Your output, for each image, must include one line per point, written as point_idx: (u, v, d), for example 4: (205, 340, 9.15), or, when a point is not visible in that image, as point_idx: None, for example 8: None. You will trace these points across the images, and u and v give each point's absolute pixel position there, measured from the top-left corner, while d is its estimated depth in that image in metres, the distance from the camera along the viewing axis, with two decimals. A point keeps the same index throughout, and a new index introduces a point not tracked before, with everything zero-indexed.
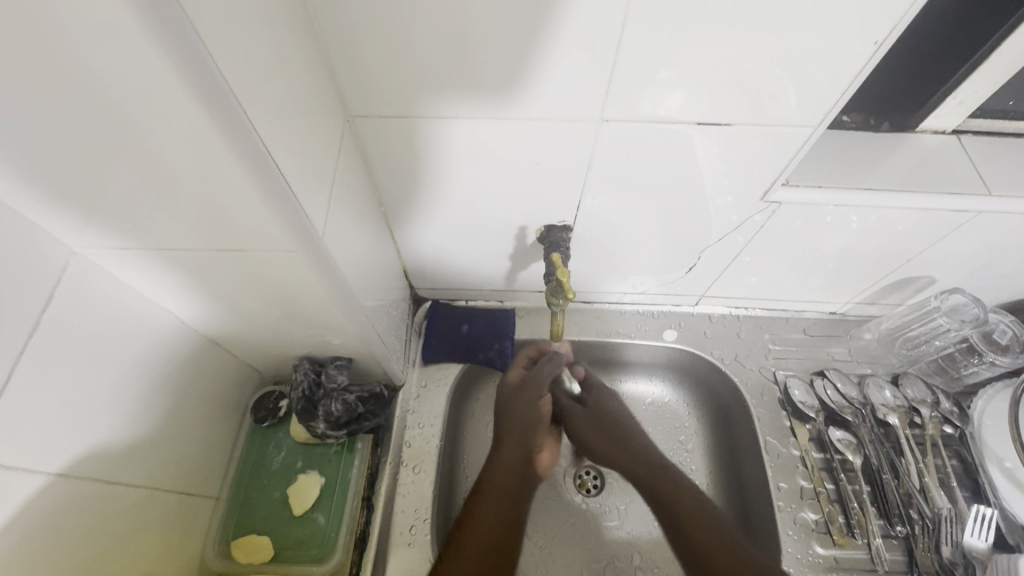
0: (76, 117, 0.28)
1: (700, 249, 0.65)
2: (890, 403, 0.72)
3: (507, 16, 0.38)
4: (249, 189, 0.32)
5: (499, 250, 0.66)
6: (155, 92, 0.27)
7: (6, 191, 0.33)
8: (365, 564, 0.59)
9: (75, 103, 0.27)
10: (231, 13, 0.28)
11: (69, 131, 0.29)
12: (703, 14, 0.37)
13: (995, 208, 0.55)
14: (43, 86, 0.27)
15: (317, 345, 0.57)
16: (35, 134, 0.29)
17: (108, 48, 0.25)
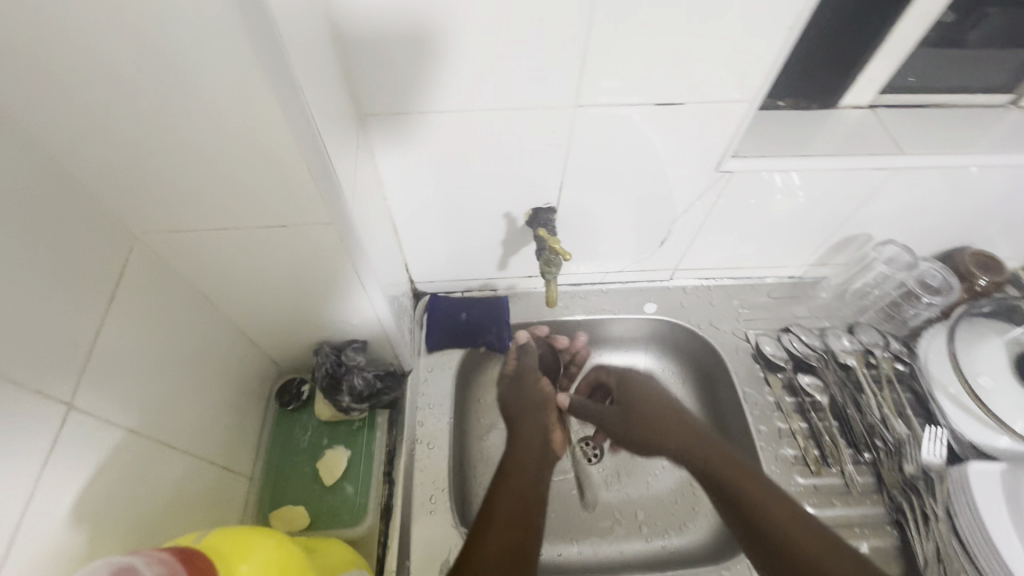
0: (165, 104, 0.34)
1: (670, 224, 0.74)
2: (848, 349, 0.81)
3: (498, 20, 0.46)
4: (300, 164, 0.39)
5: (490, 238, 0.74)
6: (238, 79, 0.33)
7: (89, 178, 0.39)
8: (391, 534, 0.65)
9: (167, 93, 0.34)
10: (291, 20, 0.35)
11: (156, 117, 0.35)
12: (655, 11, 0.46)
13: (909, 165, 0.65)
14: (143, 80, 0.33)
15: (336, 327, 0.63)
16: (126, 119, 0.35)
17: (209, 44, 0.31)
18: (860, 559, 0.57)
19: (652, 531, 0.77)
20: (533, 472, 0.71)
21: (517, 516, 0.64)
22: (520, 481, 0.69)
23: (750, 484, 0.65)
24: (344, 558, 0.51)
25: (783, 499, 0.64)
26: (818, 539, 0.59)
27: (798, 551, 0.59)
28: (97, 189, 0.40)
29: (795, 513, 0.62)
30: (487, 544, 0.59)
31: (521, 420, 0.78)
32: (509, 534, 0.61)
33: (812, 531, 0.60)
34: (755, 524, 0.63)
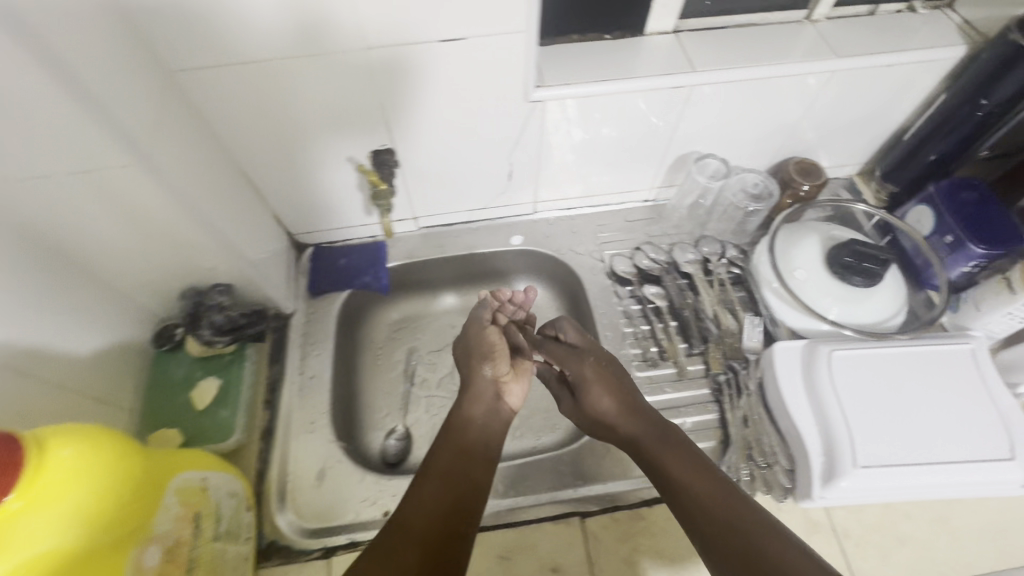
0: None
1: (509, 155, 0.81)
2: (689, 259, 0.89)
3: None
4: (71, 104, 0.47)
5: (348, 184, 0.80)
6: None
7: None
8: (273, 450, 0.73)
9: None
10: None
11: None
12: None
13: (702, 80, 0.73)
14: None
15: (198, 272, 0.70)
16: None
17: None
18: (766, 520, 0.54)
19: (527, 435, 0.86)
20: (479, 426, 0.66)
21: (465, 460, 0.62)
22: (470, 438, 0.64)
23: (667, 448, 0.63)
24: (204, 463, 0.60)
25: (697, 463, 0.61)
26: (722, 499, 0.57)
27: (710, 509, 0.56)
28: None
29: (705, 471, 0.60)
30: (411, 514, 0.56)
31: (470, 374, 0.70)
32: (451, 489, 0.58)
33: (716, 487, 0.58)
34: (684, 504, 0.58)
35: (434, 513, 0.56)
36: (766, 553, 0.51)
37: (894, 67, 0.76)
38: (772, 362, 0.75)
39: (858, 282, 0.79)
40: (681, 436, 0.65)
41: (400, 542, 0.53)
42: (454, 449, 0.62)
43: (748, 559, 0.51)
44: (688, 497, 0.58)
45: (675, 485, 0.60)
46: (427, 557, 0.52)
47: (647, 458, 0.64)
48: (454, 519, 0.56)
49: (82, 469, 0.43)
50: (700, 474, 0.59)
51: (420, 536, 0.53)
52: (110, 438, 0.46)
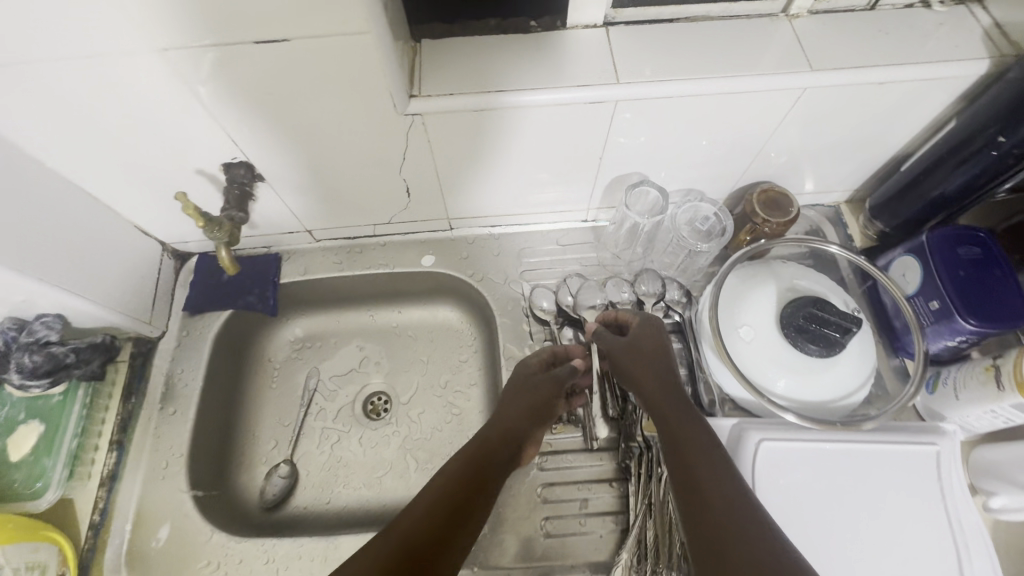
0: None
1: (399, 170, 0.67)
2: (620, 300, 0.75)
3: None
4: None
5: (214, 196, 0.69)
6: None
7: None
8: (112, 498, 0.66)
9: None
10: None
11: None
12: None
13: (626, 95, 0.58)
14: None
15: (15, 303, 0.60)
16: None
17: None
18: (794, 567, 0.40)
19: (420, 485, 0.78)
20: (500, 445, 0.60)
21: (478, 483, 0.55)
22: (496, 467, 0.58)
23: (693, 436, 0.53)
24: None
25: (733, 487, 0.47)
26: (746, 511, 0.45)
27: (726, 518, 0.45)
28: None
29: (743, 498, 0.46)
30: (409, 515, 0.50)
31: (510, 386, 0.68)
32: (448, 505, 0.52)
33: (729, 484, 0.48)
34: (692, 506, 0.47)
35: (419, 523, 0.49)
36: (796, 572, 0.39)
37: (885, 85, 0.59)
38: None
39: (813, 351, 0.64)
40: (716, 437, 0.53)
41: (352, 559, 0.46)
42: (480, 466, 0.57)
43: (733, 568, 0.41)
44: (702, 504, 0.47)
45: (693, 487, 0.48)
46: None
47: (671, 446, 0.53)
48: (457, 512, 0.51)
49: None
50: (711, 471, 0.49)
51: (380, 548, 0.47)
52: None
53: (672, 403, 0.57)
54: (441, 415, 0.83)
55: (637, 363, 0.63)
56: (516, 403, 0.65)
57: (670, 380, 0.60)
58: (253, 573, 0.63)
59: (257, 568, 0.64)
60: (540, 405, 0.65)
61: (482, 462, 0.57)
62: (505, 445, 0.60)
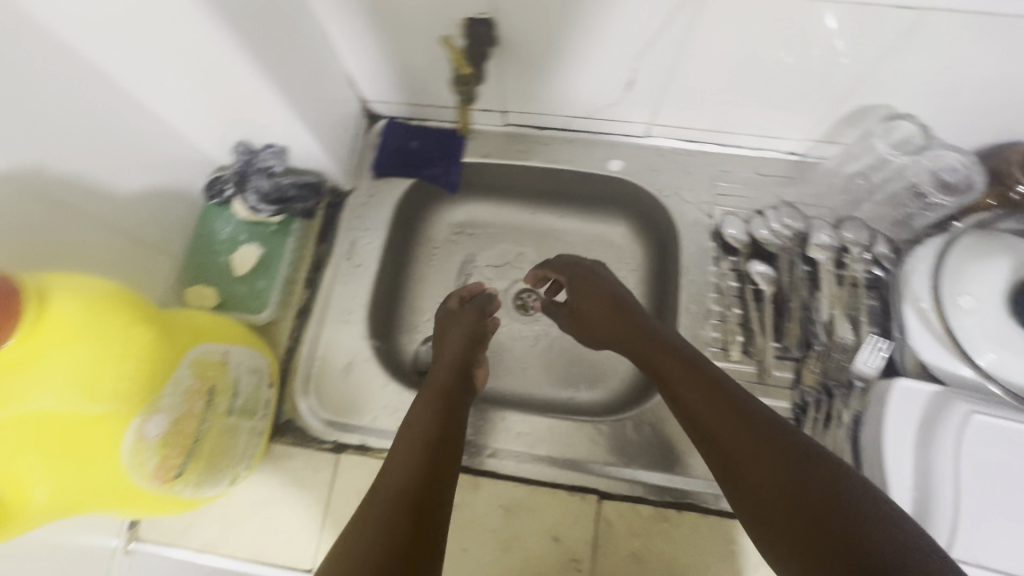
0: None
1: (635, 59, 0.63)
2: (821, 243, 0.71)
3: None
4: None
5: (433, 56, 0.67)
6: None
7: None
8: (305, 332, 0.71)
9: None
10: None
11: None
12: None
13: (952, 6, 0.49)
14: None
15: (246, 126, 0.60)
16: None
17: None
18: (881, 510, 0.39)
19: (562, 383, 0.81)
20: (458, 380, 0.66)
21: (452, 420, 0.60)
22: (452, 394, 0.64)
23: (683, 375, 0.53)
24: (228, 334, 0.57)
25: (755, 420, 0.47)
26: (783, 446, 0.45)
27: (759, 456, 0.45)
28: None
29: (763, 428, 0.46)
30: (398, 445, 0.57)
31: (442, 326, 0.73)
32: (429, 439, 0.57)
33: (748, 417, 0.48)
34: (744, 480, 0.45)
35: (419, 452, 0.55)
36: (845, 524, 0.38)
37: None
38: (885, 407, 0.60)
39: None
40: (755, 405, 0.49)
41: (383, 492, 0.52)
42: (435, 402, 0.62)
43: (771, 502, 0.42)
44: (728, 450, 0.47)
45: (705, 428, 0.49)
46: (425, 508, 0.50)
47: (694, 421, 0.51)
48: (431, 449, 0.56)
49: (93, 316, 0.41)
50: (745, 437, 0.46)
51: (403, 479, 0.52)
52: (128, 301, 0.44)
53: (688, 367, 0.54)
54: None
55: (585, 304, 0.66)
56: (450, 338, 0.71)
57: (630, 324, 0.61)
58: None
59: None
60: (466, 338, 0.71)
61: (439, 395, 0.63)
62: (455, 377, 0.66)
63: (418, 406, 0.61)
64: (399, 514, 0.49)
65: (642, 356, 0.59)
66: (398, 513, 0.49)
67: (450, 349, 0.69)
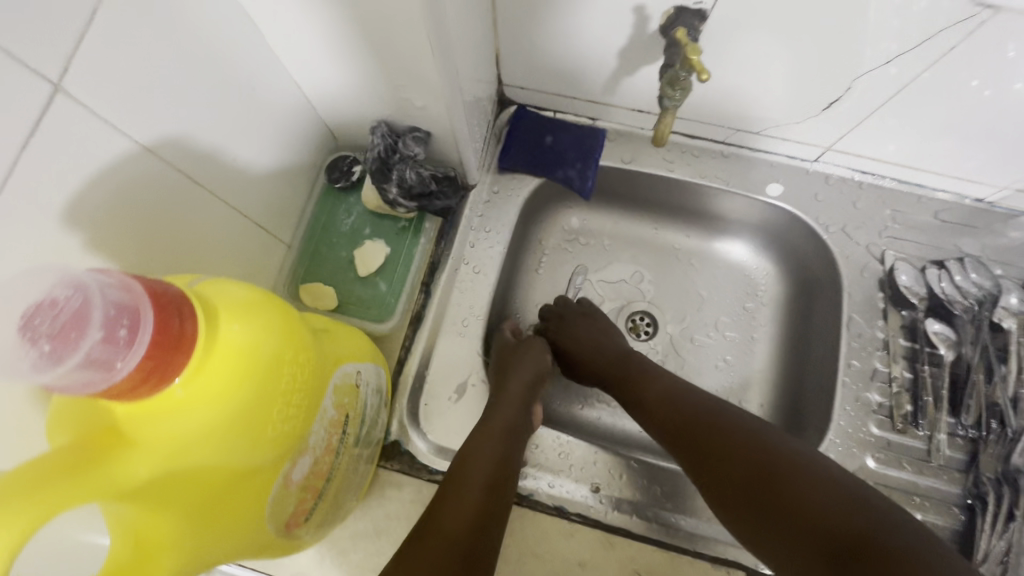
0: None
1: (855, 77, 0.54)
2: (1013, 308, 0.62)
3: None
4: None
5: (606, 45, 0.57)
6: None
7: None
8: (416, 345, 0.61)
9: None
10: None
11: None
12: None
13: None
14: None
15: (397, 103, 0.51)
16: None
17: None
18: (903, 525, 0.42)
19: None
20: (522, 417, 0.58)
21: (506, 460, 0.53)
22: (512, 426, 0.56)
23: (742, 446, 0.51)
24: (359, 349, 0.49)
25: (806, 471, 0.47)
26: (803, 476, 0.47)
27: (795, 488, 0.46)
28: None
29: (821, 478, 0.46)
30: (470, 483, 0.49)
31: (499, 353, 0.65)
32: (494, 479, 0.50)
33: (822, 484, 0.46)
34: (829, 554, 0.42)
35: (487, 498, 0.48)
36: None
37: None
38: None
39: None
40: (818, 466, 0.47)
41: (433, 533, 0.44)
42: (496, 439, 0.53)
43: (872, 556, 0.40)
44: (761, 491, 0.47)
45: (750, 486, 0.48)
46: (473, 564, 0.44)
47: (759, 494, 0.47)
48: (489, 494, 0.49)
49: (257, 354, 0.33)
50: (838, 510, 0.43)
51: (452, 525, 0.45)
52: (289, 340, 0.35)
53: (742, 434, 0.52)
54: (712, 360, 0.74)
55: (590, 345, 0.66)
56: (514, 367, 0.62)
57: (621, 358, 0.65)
58: (545, 462, 0.60)
59: (552, 458, 0.61)
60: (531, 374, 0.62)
61: (503, 437, 0.54)
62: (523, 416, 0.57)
63: (480, 437, 0.53)
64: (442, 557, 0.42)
65: (654, 416, 0.58)
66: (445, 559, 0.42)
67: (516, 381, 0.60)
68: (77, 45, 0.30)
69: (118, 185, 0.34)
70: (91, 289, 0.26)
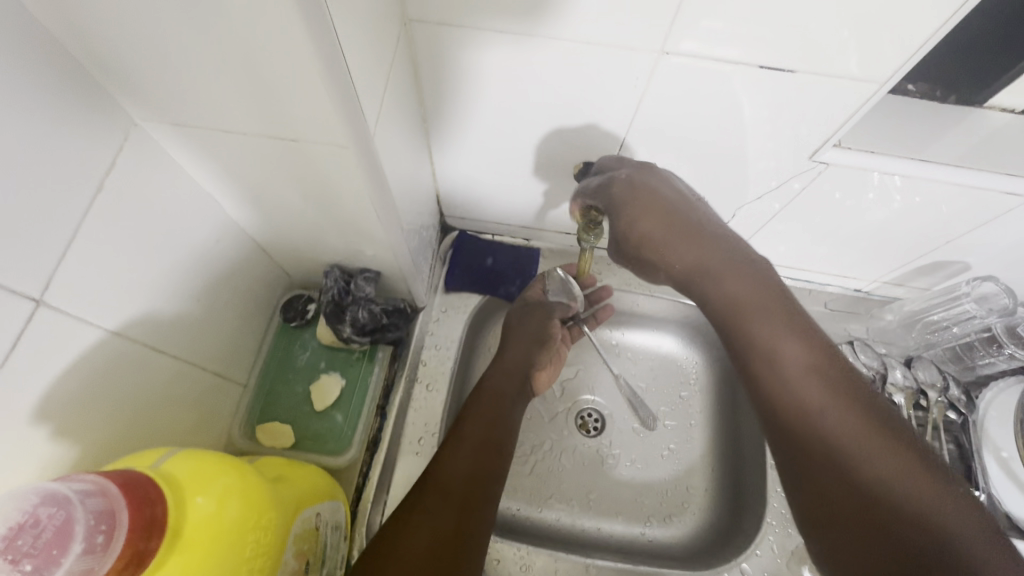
0: None
1: (739, 205, 0.66)
2: (899, 383, 0.72)
3: None
4: (322, 89, 0.33)
5: (533, 185, 0.67)
6: None
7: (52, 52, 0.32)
8: (374, 466, 0.62)
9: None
10: None
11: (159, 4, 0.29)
12: None
13: None
14: None
15: (350, 253, 0.58)
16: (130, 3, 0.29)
17: None
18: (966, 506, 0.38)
19: (630, 518, 0.74)
20: (512, 398, 0.64)
21: (491, 439, 0.58)
22: (501, 407, 0.62)
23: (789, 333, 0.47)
24: (318, 488, 0.51)
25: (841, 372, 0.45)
26: (873, 409, 0.43)
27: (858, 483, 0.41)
28: (83, 54, 0.34)
29: (844, 376, 0.45)
30: (457, 461, 0.55)
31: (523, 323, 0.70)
32: (479, 457, 0.56)
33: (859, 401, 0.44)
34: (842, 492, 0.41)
35: (469, 481, 0.54)
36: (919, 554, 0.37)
37: None
38: None
39: None
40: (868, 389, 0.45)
41: (430, 495, 0.52)
42: (478, 432, 0.58)
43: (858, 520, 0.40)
44: (791, 416, 0.45)
45: (778, 392, 0.46)
46: (463, 526, 0.50)
47: (769, 371, 0.47)
48: (466, 502, 0.52)
49: (224, 522, 0.35)
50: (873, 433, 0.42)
51: (427, 536, 0.48)
52: (250, 509, 0.37)
53: (772, 301, 0.49)
54: (657, 449, 0.78)
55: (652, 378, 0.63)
56: (513, 344, 0.68)
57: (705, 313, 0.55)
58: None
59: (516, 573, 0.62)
60: (532, 341, 0.68)
61: (490, 421, 0.60)
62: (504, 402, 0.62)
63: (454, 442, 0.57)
64: (439, 516, 0.50)
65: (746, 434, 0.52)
66: (442, 516, 0.50)
67: (509, 363, 0.67)
68: (61, 258, 0.34)
69: (86, 376, 0.37)
70: (77, 512, 0.29)
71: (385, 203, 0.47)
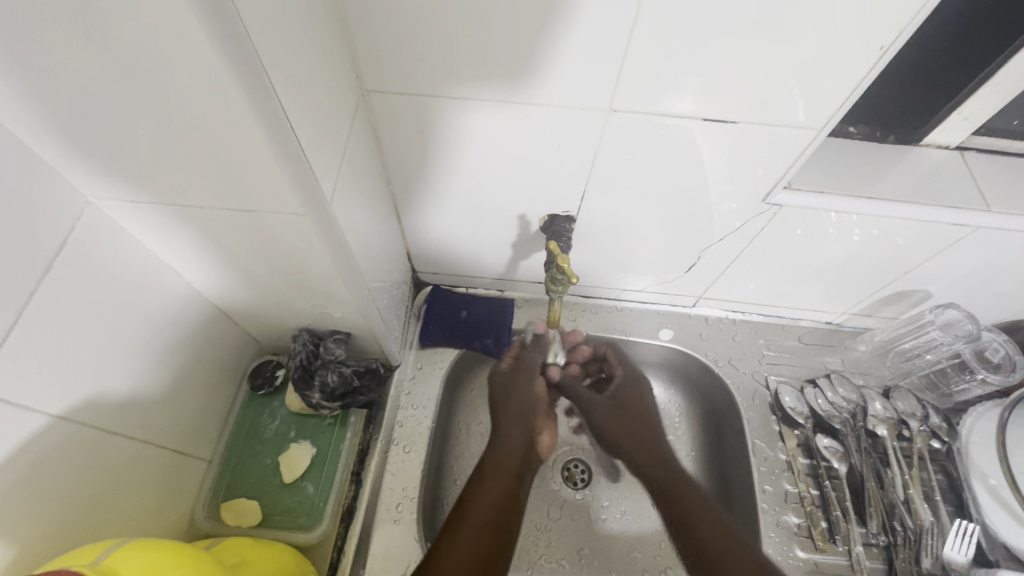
0: (122, 82, 0.30)
1: (703, 248, 0.68)
2: (880, 415, 0.72)
3: (507, 12, 0.41)
4: (272, 162, 0.34)
5: (502, 237, 0.68)
6: (189, 60, 0.28)
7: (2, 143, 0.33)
8: (349, 541, 0.58)
9: (118, 65, 0.29)
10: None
11: (110, 93, 0.30)
12: (701, 30, 0.41)
13: (992, 224, 0.56)
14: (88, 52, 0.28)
15: (316, 317, 0.58)
16: (85, 92, 0.31)
17: (150, 14, 0.26)
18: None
19: None
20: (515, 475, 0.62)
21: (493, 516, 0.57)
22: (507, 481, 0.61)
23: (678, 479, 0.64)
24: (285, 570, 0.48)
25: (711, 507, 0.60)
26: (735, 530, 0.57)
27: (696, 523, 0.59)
28: (29, 137, 0.34)
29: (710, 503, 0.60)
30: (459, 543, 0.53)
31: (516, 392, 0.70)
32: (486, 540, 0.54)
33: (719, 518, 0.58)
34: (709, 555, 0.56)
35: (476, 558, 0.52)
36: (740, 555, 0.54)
37: None
38: None
39: None
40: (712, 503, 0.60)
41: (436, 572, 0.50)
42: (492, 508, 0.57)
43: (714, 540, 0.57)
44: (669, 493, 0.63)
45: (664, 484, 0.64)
46: None
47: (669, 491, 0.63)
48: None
49: None
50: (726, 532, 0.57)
51: None
52: None
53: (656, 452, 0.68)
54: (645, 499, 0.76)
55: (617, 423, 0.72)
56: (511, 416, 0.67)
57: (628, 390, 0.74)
58: None
59: None
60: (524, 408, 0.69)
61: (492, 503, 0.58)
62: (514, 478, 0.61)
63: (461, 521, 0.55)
64: None
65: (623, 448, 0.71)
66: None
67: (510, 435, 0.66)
68: (3, 343, 0.33)
69: (30, 465, 0.36)
70: None
71: (346, 265, 0.46)
